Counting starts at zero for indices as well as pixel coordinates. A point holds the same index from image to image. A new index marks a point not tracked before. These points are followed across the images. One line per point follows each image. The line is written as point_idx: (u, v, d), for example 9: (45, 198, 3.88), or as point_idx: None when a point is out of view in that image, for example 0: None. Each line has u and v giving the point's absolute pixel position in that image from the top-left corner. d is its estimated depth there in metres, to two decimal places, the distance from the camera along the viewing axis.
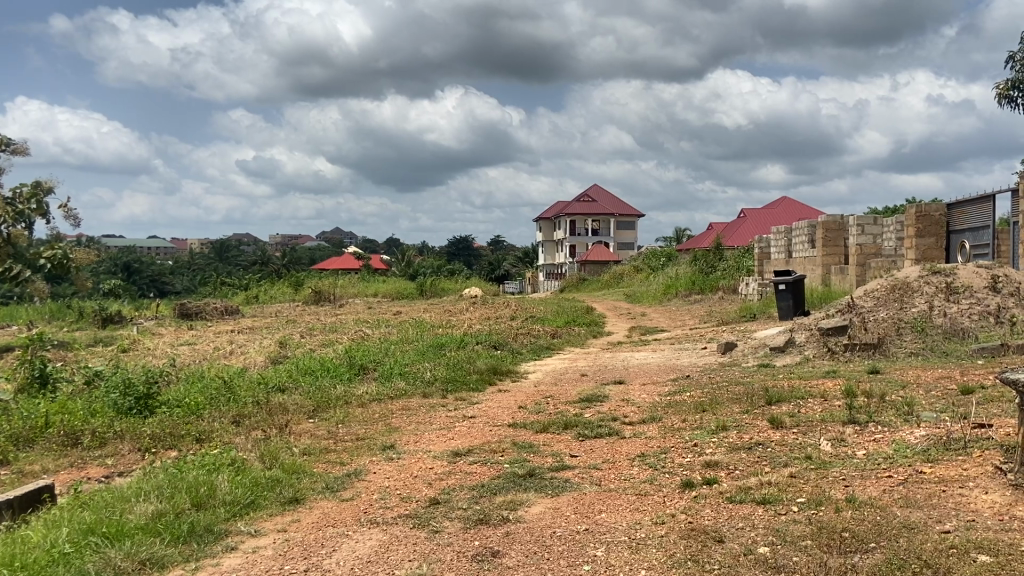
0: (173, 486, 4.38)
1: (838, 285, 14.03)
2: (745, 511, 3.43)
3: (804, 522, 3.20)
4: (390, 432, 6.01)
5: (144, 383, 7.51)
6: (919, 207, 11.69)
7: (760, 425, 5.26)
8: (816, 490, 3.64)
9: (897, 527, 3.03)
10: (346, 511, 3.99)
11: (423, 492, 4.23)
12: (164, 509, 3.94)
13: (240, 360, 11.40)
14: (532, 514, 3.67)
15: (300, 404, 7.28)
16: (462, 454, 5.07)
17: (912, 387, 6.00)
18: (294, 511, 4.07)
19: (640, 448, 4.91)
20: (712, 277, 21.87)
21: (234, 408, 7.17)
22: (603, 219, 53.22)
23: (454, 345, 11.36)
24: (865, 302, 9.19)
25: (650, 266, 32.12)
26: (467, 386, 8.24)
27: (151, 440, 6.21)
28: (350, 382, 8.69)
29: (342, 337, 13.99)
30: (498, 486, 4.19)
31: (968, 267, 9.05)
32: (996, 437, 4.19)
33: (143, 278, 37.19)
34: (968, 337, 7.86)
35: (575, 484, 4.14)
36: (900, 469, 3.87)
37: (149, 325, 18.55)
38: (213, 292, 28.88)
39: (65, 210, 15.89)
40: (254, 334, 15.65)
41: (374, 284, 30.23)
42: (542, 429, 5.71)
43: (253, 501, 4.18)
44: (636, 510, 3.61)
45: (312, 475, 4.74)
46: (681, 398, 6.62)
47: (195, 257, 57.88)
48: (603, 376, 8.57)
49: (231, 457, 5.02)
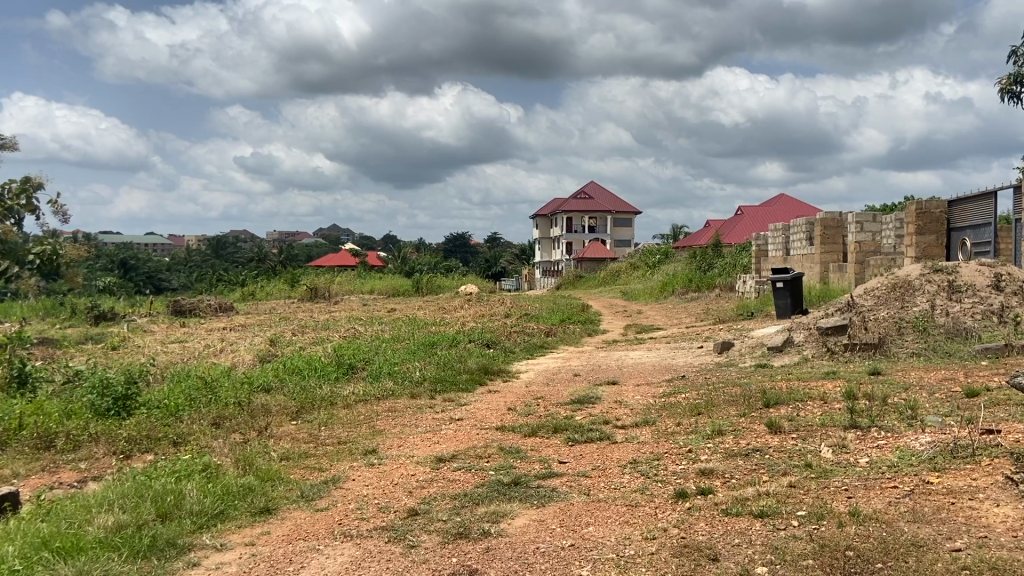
0: (140, 495, 4.16)
1: (837, 283, 13.84)
2: (742, 525, 3.22)
3: (804, 538, 2.99)
4: (374, 435, 5.79)
5: (124, 383, 7.29)
6: (920, 204, 11.48)
7: (757, 429, 5.04)
8: (817, 502, 3.43)
9: (904, 545, 2.82)
10: (320, 523, 3.76)
11: (402, 502, 4.01)
12: (125, 522, 3.72)
13: (227, 359, 11.15)
14: (515, 527, 3.45)
15: (282, 406, 7.05)
16: (447, 459, 4.86)
17: (915, 389, 5.80)
18: (264, 522, 3.85)
19: (632, 454, 4.70)
20: (709, 275, 21.66)
21: (216, 409, 6.94)
22: (600, 216, 52.98)
23: (446, 344, 11.11)
24: (865, 301, 8.98)
25: (647, 263, 31.91)
26: (456, 386, 8.03)
27: (127, 442, 5.99)
28: (338, 382, 8.48)
29: (334, 334, 13.73)
30: (481, 495, 3.97)
31: (970, 265, 8.86)
32: (1007, 444, 3.97)
33: (139, 274, 36.71)
34: (970, 337, 7.64)
35: (562, 494, 3.93)
36: (905, 479, 3.66)
37: (140, 322, 18.22)
38: (209, 289, 28.63)
39: (54, 206, 15.63)
40: (246, 331, 15.44)
41: (369, 281, 29.98)
42: (531, 433, 5.49)
43: (222, 511, 3.96)
44: (626, 523, 3.40)
45: (288, 483, 4.51)
46: (675, 400, 6.41)
47: (192, 253, 57.66)
48: (597, 376, 8.35)
49: (204, 463, 4.80)
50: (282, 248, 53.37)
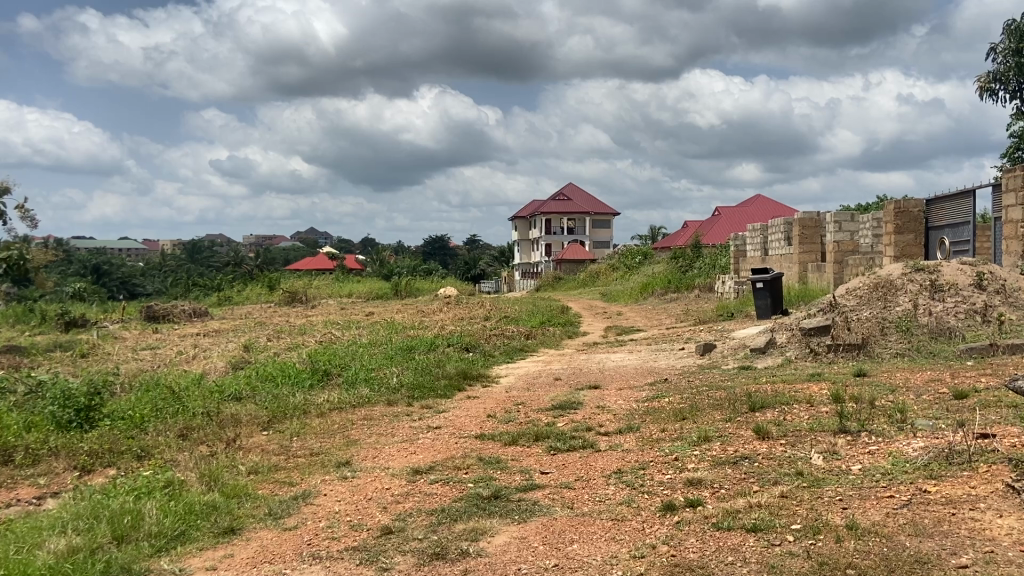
0: (95, 516, 3.91)
1: (816, 282, 13.79)
2: (734, 541, 3.05)
3: (801, 556, 2.82)
4: (348, 446, 5.56)
5: (86, 395, 6.99)
6: (898, 203, 11.46)
7: (744, 434, 4.88)
8: (812, 514, 3.27)
9: (907, 562, 2.66)
10: (286, 544, 3.54)
11: (376, 519, 3.79)
12: (77, 546, 3.48)
13: (198, 366, 10.83)
14: (495, 546, 3.25)
15: (253, 415, 6.80)
16: (423, 471, 4.65)
17: (902, 391, 5.69)
18: (228, 544, 3.61)
19: (617, 463, 4.52)
20: (689, 276, 21.61)
21: (183, 420, 6.67)
22: (578, 218, 52.90)
23: (423, 349, 10.87)
24: (847, 301, 8.89)
25: (626, 265, 31.82)
26: (434, 392, 7.81)
27: (88, 457, 5.71)
28: (312, 389, 8.23)
29: (310, 339, 13.43)
30: (459, 511, 3.76)
31: (951, 264, 8.81)
32: (1004, 449, 3.83)
33: (113, 280, 36.08)
34: (955, 337, 7.56)
35: (545, 508, 3.73)
36: (901, 488, 3.51)
37: (111, 329, 17.80)
38: (184, 294, 28.13)
39: (21, 211, 15.25)
40: (219, 337, 15.11)
41: (347, 285, 29.63)
42: (512, 441, 5.30)
43: (183, 532, 3.73)
44: (612, 540, 3.21)
45: (255, 499, 4.28)
46: (659, 404, 6.24)
47: (166, 257, 56.78)
48: (578, 380, 8.18)
49: (167, 479, 4.56)
50: (258, 252, 52.91)
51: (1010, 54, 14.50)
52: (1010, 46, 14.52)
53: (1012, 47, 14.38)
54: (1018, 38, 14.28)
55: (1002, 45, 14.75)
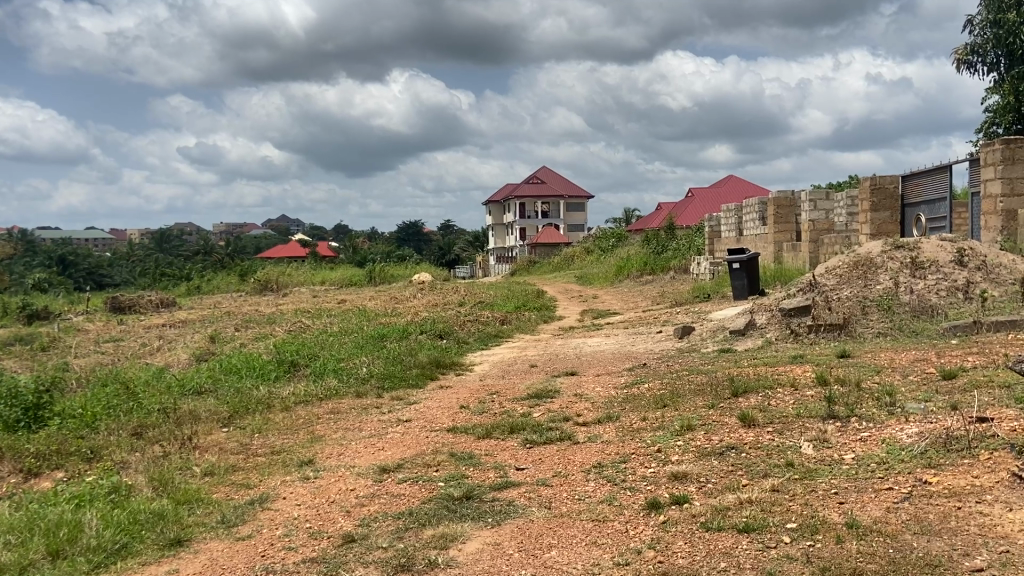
0: (30, 528, 3.57)
1: (791, 262, 13.63)
2: (727, 543, 2.80)
3: (800, 560, 2.58)
4: (312, 443, 5.25)
5: (35, 393, 6.58)
6: (874, 180, 11.33)
7: (728, 422, 4.64)
8: (807, 511, 3.03)
9: (917, 565, 2.43)
10: (238, 555, 3.24)
11: (338, 525, 3.50)
12: (5, 563, 3.17)
13: (161, 360, 10.38)
14: (466, 554, 2.98)
15: (213, 411, 6.44)
16: (392, 470, 4.35)
17: (887, 372, 5.52)
18: (174, 557, 3.30)
19: (597, 456, 4.27)
20: (664, 257, 21.41)
21: (137, 418, 6.29)
22: (552, 201, 52.51)
23: (395, 337, 10.51)
24: (826, 280, 8.68)
25: (601, 248, 31.56)
26: (405, 382, 7.53)
27: (34, 459, 5.33)
28: (277, 381, 7.89)
29: (278, 329, 13.00)
30: (429, 514, 3.48)
31: (931, 240, 8.66)
32: (1004, 433, 3.62)
33: (79, 271, 35.10)
34: (937, 314, 7.41)
35: (520, 509, 3.47)
36: (899, 479, 3.29)
37: (75, 321, 17.18)
38: (152, 284, 27.37)
39: None
40: (185, 327, 14.62)
41: (320, 272, 29.10)
42: (485, 435, 5.02)
43: (125, 544, 3.41)
44: (593, 545, 2.95)
45: (208, 504, 3.96)
46: (638, 391, 6.01)
47: (134, 246, 55.48)
48: (554, 367, 7.92)
49: (112, 485, 4.22)
50: (229, 241, 51.89)
51: (988, 25, 14.43)
52: (987, 17, 14.47)
53: (990, 18, 14.32)
54: (996, 9, 14.22)
55: (979, 18, 14.68)
